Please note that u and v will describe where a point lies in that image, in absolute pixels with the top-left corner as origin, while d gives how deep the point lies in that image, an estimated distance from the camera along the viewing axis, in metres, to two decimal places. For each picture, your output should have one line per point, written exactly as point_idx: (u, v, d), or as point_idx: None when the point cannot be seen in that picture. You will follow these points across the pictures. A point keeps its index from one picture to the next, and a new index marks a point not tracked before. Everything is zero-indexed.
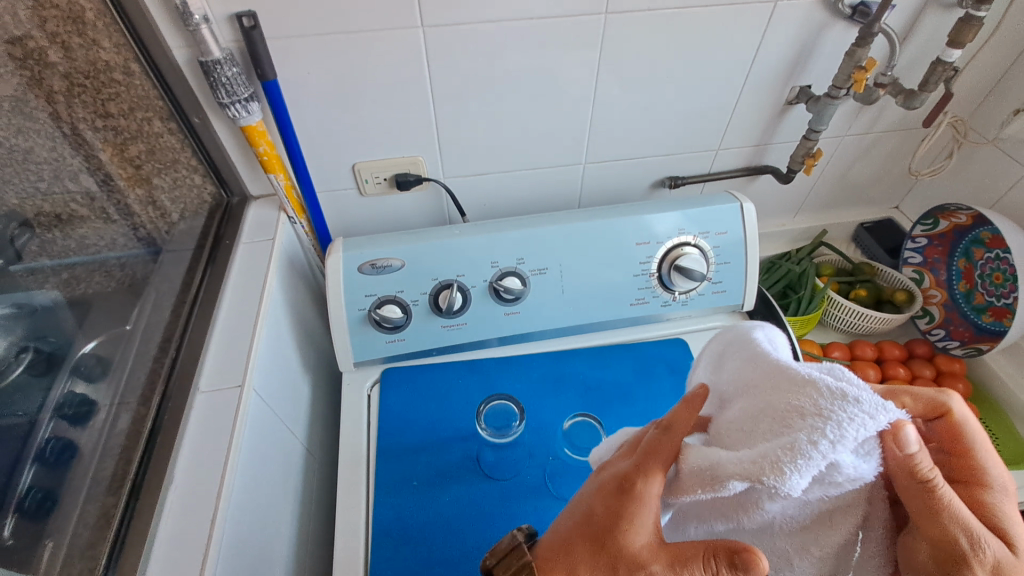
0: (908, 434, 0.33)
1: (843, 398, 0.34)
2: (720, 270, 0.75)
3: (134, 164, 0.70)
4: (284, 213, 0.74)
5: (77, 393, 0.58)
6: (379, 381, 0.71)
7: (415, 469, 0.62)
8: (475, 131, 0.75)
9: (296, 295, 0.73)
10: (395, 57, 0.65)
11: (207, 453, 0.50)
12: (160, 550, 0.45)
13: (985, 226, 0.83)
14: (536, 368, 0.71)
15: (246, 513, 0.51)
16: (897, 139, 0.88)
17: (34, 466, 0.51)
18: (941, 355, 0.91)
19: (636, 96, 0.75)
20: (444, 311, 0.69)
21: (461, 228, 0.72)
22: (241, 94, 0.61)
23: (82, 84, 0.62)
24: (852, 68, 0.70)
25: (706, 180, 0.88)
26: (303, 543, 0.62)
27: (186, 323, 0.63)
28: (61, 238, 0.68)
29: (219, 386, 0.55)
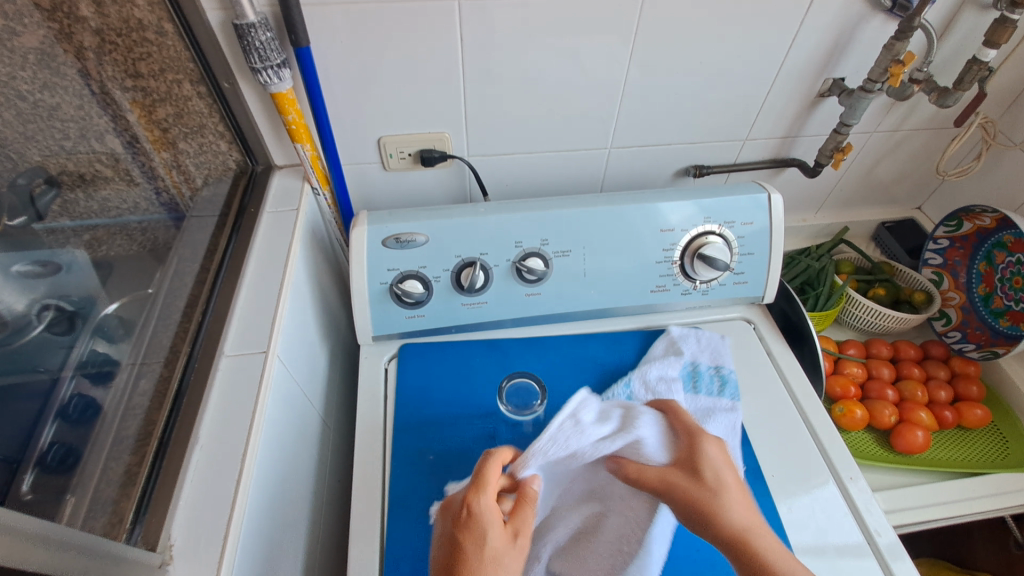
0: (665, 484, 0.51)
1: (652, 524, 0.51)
2: (743, 260, 0.75)
3: (161, 127, 0.69)
4: (308, 184, 0.74)
5: (100, 353, 0.57)
6: (397, 356, 0.71)
7: (432, 444, 0.62)
8: (504, 109, 0.74)
9: (317, 266, 0.73)
10: (428, 29, 0.64)
11: (232, 415, 0.51)
12: (186, 506, 0.45)
13: (1008, 229, 0.83)
14: (554, 350, 0.72)
15: (268, 476, 0.52)
16: (924, 138, 0.88)
17: (56, 422, 0.50)
18: (957, 357, 0.89)
19: (667, 80, 0.74)
20: (466, 289, 0.69)
21: (486, 206, 0.72)
22: (273, 60, 0.60)
23: (114, 42, 0.61)
24: (889, 62, 0.69)
25: (731, 171, 0.87)
26: (320, 509, 0.63)
27: (211, 287, 0.63)
28: (84, 199, 0.68)
29: (244, 351, 0.55)
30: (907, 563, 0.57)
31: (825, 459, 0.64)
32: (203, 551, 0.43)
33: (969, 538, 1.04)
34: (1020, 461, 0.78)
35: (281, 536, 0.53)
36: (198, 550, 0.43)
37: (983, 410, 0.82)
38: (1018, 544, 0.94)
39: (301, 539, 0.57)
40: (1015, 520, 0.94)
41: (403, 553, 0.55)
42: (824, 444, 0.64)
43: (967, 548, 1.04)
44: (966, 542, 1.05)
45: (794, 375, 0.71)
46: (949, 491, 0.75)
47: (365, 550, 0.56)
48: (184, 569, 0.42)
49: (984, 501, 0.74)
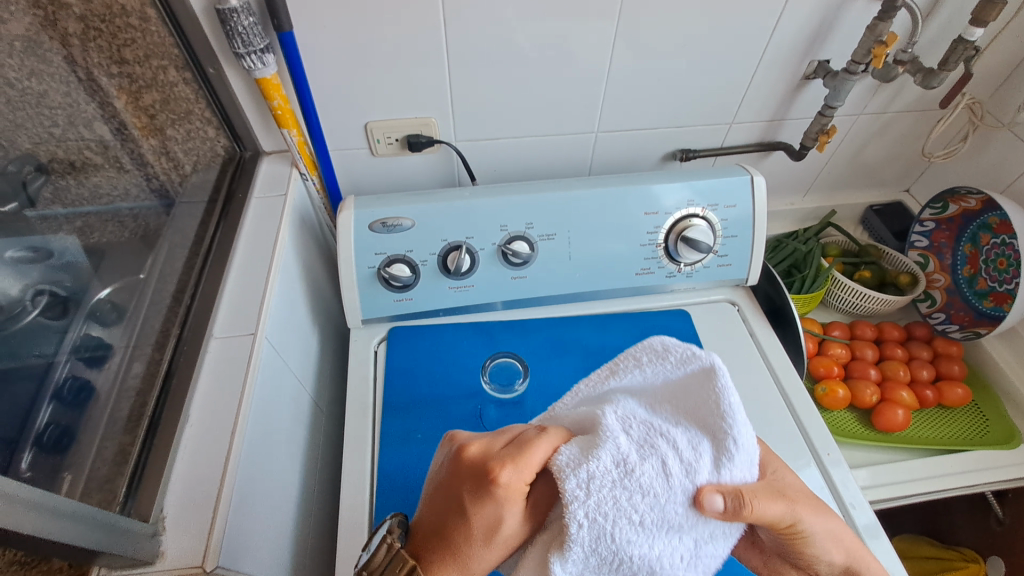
0: (712, 500, 0.35)
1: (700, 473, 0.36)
2: (726, 243, 0.75)
3: (149, 113, 0.69)
4: (296, 170, 0.75)
5: (93, 337, 0.57)
6: (386, 338, 0.73)
7: (419, 423, 0.64)
8: (489, 95, 0.75)
9: (306, 251, 0.74)
10: (410, 15, 0.65)
11: (222, 394, 0.52)
12: (178, 480, 0.47)
13: (994, 211, 0.84)
14: (540, 332, 0.73)
15: (258, 454, 0.53)
16: (911, 120, 0.88)
17: (51, 404, 0.50)
18: (939, 338, 0.91)
19: (653, 62, 0.74)
20: (452, 273, 0.70)
21: (472, 191, 0.72)
22: (257, 44, 0.61)
23: (98, 29, 0.62)
24: (872, 43, 0.69)
25: (718, 155, 0.88)
26: (311, 487, 0.65)
27: (199, 274, 0.64)
28: (75, 186, 0.66)
29: (233, 333, 0.57)
30: (882, 541, 0.58)
31: (803, 435, 0.65)
32: (194, 523, 0.45)
33: (951, 516, 1.06)
34: (1001, 437, 0.79)
35: (271, 511, 0.54)
36: (189, 521, 0.45)
37: (963, 390, 0.83)
38: (999, 520, 0.96)
39: (292, 515, 0.59)
40: (995, 497, 0.95)
41: None
42: (804, 423, 0.66)
43: (952, 525, 1.06)
44: (951, 520, 1.06)
45: (775, 353, 0.72)
46: (929, 467, 0.76)
47: (353, 525, 0.58)
48: (177, 538, 0.44)
49: (962, 477, 0.75)
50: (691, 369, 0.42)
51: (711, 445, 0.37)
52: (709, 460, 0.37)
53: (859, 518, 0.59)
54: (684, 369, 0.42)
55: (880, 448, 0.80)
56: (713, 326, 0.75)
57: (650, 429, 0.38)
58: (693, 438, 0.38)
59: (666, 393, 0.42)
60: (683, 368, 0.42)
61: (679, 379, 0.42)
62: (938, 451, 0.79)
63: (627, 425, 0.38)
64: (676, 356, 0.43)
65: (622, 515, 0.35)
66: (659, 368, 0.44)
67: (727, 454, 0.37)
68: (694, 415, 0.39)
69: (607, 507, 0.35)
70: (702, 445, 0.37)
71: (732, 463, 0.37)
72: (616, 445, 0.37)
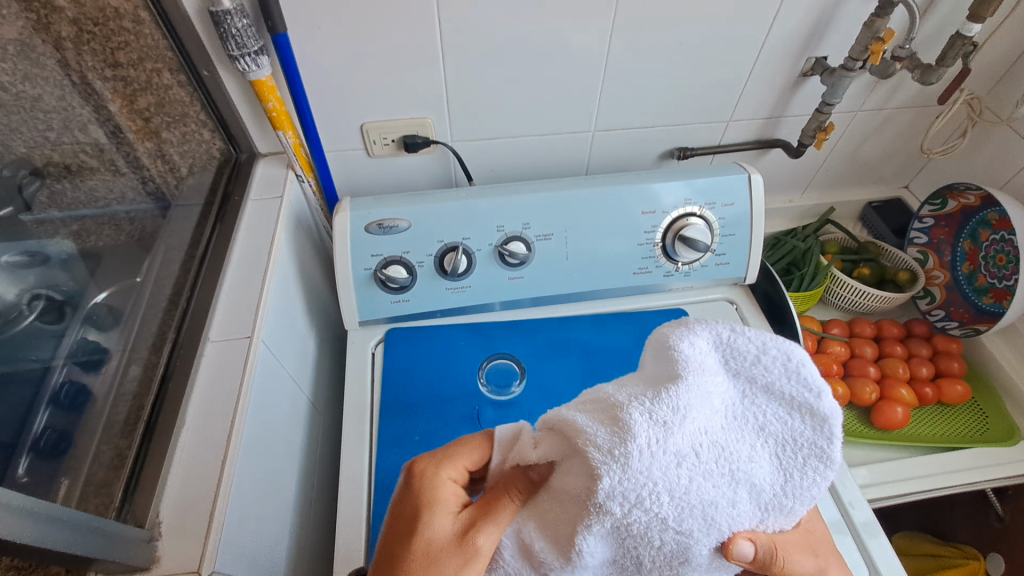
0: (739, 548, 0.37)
1: (745, 516, 0.37)
2: (724, 241, 0.75)
3: (143, 116, 0.69)
4: (292, 171, 0.74)
5: (90, 341, 0.57)
6: (383, 340, 0.72)
7: (416, 425, 0.64)
8: (485, 95, 0.74)
9: (302, 252, 0.74)
10: (405, 16, 0.64)
11: (218, 398, 0.52)
12: (174, 485, 0.47)
13: (992, 208, 0.84)
14: (537, 333, 0.73)
15: (255, 458, 0.53)
16: (909, 117, 0.87)
17: (48, 409, 0.50)
18: (939, 335, 0.91)
19: (650, 60, 0.73)
20: (449, 273, 0.70)
21: (469, 191, 0.72)
22: (251, 46, 0.60)
23: (91, 32, 0.62)
24: (869, 39, 0.69)
25: (716, 153, 0.87)
26: (308, 489, 0.65)
27: (195, 277, 0.64)
28: (70, 190, 0.66)
29: (229, 337, 0.56)
30: (880, 540, 0.58)
31: None
32: (190, 527, 0.45)
33: (951, 512, 1.06)
34: (1000, 433, 0.79)
35: (268, 514, 0.54)
36: (186, 527, 0.45)
37: (962, 387, 0.83)
38: (998, 516, 0.96)
39: (289, 518, 0.59)
40: (994, 493, 0.95)
41: None
42: None
43: (952, 522, 1.06)
44: (950, 517, 1.06)
45: None
46: (929, 465, 0.75)
47: (351, 527, 0.58)
48: (173, 543, 0.44)
49: (960, 475, 0.74)
50: (806, 406, 0.37)
51: (770, 497, 0.37)
52: (762, 507, 0.38)
53: (857, 517, 0.59)
54: (803, 400, 0.37)
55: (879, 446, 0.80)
56: None
57: (720, 456, 0.36)
58: (761, 490, 0.37)
59: (769, 408, 0.38)
60: (807, 398, 0.37)
61: (792, 425, 0.37)
62: (938, 449, 0.79)
63: (699, 443, 0.36)
64: (811, 395, 0.37)
65: (659, 523, 0.36)
66: (792, 388, 0.37)
67: (779, 509, 0.38)
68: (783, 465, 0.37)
69: (642, 513, 0.35)
70: (763, 498, 0.37)
71: (776, 516, 0.38)
72: (687, 470, 0.35)
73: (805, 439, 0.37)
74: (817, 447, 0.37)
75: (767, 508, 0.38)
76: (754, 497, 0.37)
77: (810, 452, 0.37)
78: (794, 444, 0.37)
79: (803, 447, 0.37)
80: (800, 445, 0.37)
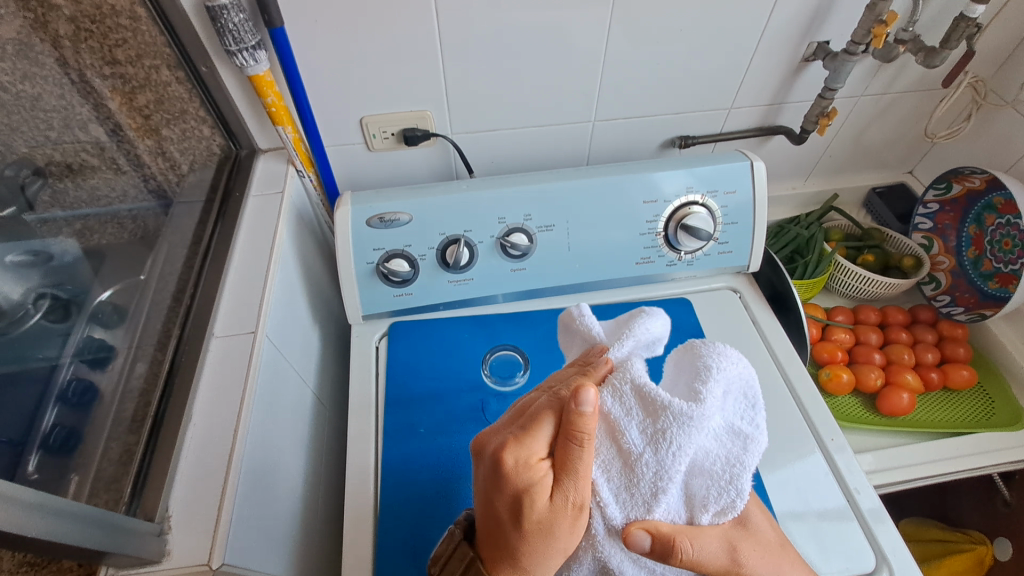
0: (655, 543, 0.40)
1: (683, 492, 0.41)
2: (726, 230, 0.75)
3: (143, 114, 0.69)
4: (292, 167, 0.74)
5: (96, 339, 0.58)
6: (387, 334, 0.73)
7: (421, 418, 0.64)
8: (483, 87, 0.74)
9: (304, 248, 0.74)
10: (401, 8, 0.64)
11: (223, 394, 0.52)
12: (183, 478, 0.47)
13: (997, 191, 0.83)
14: (540, 324, 0.73)
15: (262, 451, 0.53)
16: (913, 101, 0.86)
17: (57, 406, 0.51)
18: (944, 321, 0.90)
19: (650, 47, 0.73)
20: (452, 266, 0.70)
21: (470, 183, 0.72)
22: (248, 41, 0.60)
23: (88, 29, 0.62)
24: (872, 23, 0.68)
25: (717, 141, 0.87)
26: (315, 482, 0.65)
27: (198, 274, 0.64)
28: (72, 189, 0.66)
29: (233, 332, 0.57)
30: (887, 525, 0.58)
31: (805, 419, 0.65)
32: (200, 520, 0.45)
33: (956, 497, 1.06)
34: (1006, 418, 0.79)
35: (276, 507, 0.55)
36: (195, 519, 0.45)
37: (969, 371, 0.83)
38: (1005, 501, 0.96)
39: (297, 510, 0.59)
40: (1000, 478, 0.95)
41: (396, 521, 0.57)
42: (807, 408, 0.66)
43: (957, 507, 1.06)
44: (955, 502, 1.06)
45: (779, 341, 0.72)
46: (934, 450, 0.75)
47: (358, 520, 0.58)
48: (183, 535, 0.45)
49: (966, 460, 0.74)
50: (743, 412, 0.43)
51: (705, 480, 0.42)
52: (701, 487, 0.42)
53: (863, 503, 0.59)
54: (750, 416, 0.43)
55: (884, 432, 0.79)
56: (714, 315, 0.75)
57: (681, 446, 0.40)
58: (699, 470, 0.41)
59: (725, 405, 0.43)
60: (752, 417, 0.44)
61: (734, 423, 0.43)
62: (942, 434, 0.78)
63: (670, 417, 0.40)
64: (742, 399, 0.44)
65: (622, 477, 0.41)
66: (731, 394, 0.43)
67: (717, 494, 0.42)
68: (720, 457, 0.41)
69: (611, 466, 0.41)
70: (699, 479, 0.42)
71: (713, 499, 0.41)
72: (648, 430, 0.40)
73: (743, 435, 0.42)
74: (752, 441, 0.42)
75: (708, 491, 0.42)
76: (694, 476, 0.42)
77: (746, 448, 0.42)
78: (730, 440, 0.42)
79: (737, 446, 0.42)
80: (738, 437, 0.42)
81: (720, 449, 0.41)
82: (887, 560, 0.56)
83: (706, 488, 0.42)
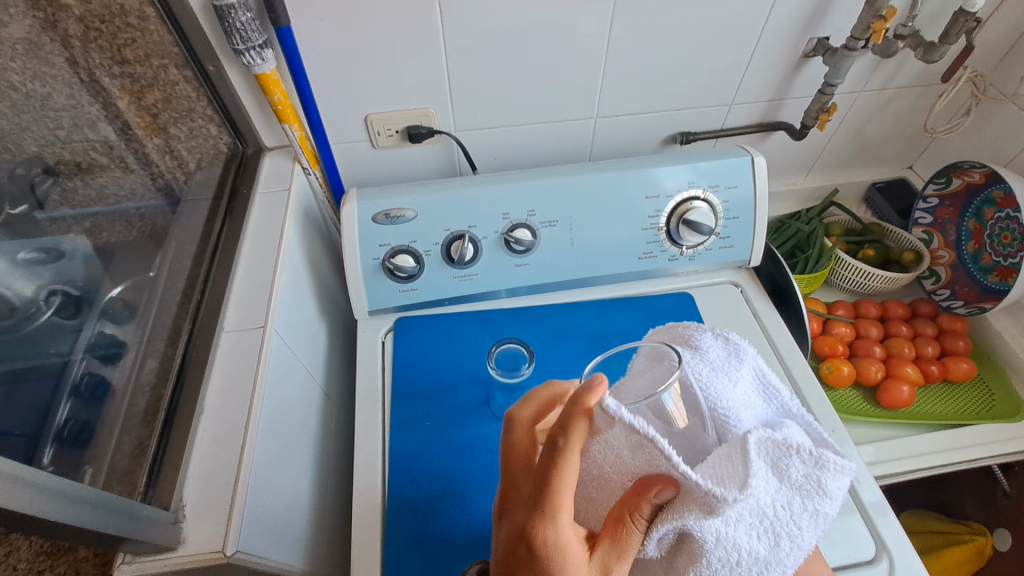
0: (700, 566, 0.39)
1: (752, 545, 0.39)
2: (728, 225, 0.76)
3: (151, 113, 0.70)
4: (298, 165, 0.75)
5: (107, 334, 0.58)
6: (393, 329, 0.73)
7: (427, 411, 0.65)
8: (486, 84, 0.75)
9: (311, 244, 0.75)
10: (404, 6, 0.65)
11: (234, 387, 0.53)
12: (196, 470, 0.48)
13: (997, 185, 0.84)
14: (544, 319, 0.73)
15: (273, 444, 0.54)
16: (913, 96, 0.87)
17: (70, 400, 0.52)
18: (945, 314, 0.91)
19: (651, 43, 0.74)
20: (456, 262, 0.71)
21: (474, 179, 0.73)
22: (255, 40, 0.61)
23: (98, 29, 0.63)
24: (871, 18, 0.69)
25: (718, 137, 0.87)
26: (323, 475, 0.66)
27: (207, 271, 0.65)
28: (82, 187, 0.67)
29: (243, 327, 0.58)
30: (889, 516, 0.59)
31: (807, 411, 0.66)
32: (214, 509, 0.46)
33: (957, 490, 1.07)
34: (1006, 410, 0.80)
35: (287, 498, 0.56)
36: (209, 508, 0.46)
37: (968, 364, 0.84)
38: (1006, 493, 0.96)
39: (307, 502, 0.61)
40: (1001, 470, 0.96)
41: (404, 513, 0.58)
42: (809, 402, 0.66)
43: (958, 500, 1.07)
44: (956, 494, 1.07)
45: (780, 335, 0.73)
46: (934, 442, 0.76)
47: (367, 511, 0.59)
48: (198, 524, 0.46)
49: (967, 451, 0.75)
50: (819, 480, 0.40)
51: (771, 533, 0.40)
52: (767, 543, 0.40)
53: (866, 495, 0.60)
54: (817, 473, 0.40)
55: (885, 424, 0.80)
56: (716, 309, 0.75)
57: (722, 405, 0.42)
58: (764, 524, 0.39)
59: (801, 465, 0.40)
60: (823, 474, 0.40)
61: (805, 486, 0.40)
62: (942, 426, 0.79)
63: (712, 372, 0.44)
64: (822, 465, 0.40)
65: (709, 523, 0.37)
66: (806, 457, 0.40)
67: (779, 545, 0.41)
68: (784, 515, 0.40)
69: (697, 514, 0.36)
70: (766, 535, 0.40)
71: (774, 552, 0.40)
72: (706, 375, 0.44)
73: (809, 494, 0.40)
74: (818, 500, 0.41)
75: (774, 544, 0.40)
76: (760, 531, 0.39)
77: (809, 503, 0.40)
78: (797, 496, 0.40)
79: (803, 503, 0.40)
80: (805, 493, 0.40)
81: (787, 503, 0.40)
82: (888, 549, 0.57)
83: (768, 542, 0.40)
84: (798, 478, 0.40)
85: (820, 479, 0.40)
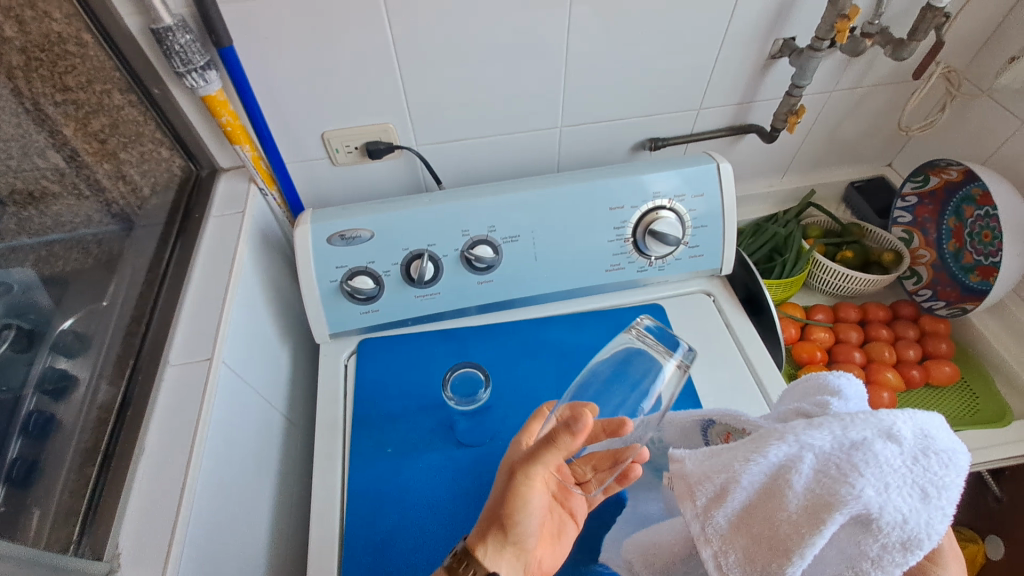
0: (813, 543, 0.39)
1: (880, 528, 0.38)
2: (696, 233, 0.74)
3: (99, 138, 0.68)
4: (254, 185, 0.73)
5: (58, 368, 0.56)
6: (356, 351, 0.72)
7: (388, 437, 0.63)
8: (444, 98, 0.73)
9: (270, 267, 0.73)
10: (352, 23, 0.63)
11: (177, 426, 0.52)
12: (134, 515, 0.47)
13: (975, 183, 0.81)
14: (509, 336, 0.72)
15: (221, 481, 0.53)
16: (887, 93, 0.85)
17: (20, 438, 0.50)
18: (926, 315, 0.89)
19: (611, 51, 0.72)
20: (417, 281, 0.69)
21: (432, 196, 0.71)
22: (197, 62, 0.59)
23: (38, 58, 0.60)
24: (835, 18, 0.67)
25: (689, 142, 0.85)
26: (284, 507, 0.65)
27: (155, 302, 0.63)
28: (38, 216, 0.63)
29: (189, 360, 0.56)
30: None
31: None
32: (149, 555, 0.45)
33: None
34: (990, 413, 0.79)
35: (236, 537, 0.54)
36: (146, 555, 0.45)
37: (950, 367, 0.82)
38: (996, 498, 0.94)
39: (263, 537, 0.59)
40: (991, 475, 0.93)
41: (360, 547, 0.56)
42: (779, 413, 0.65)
43: None
44: None
45: (753, 346, 0.71)
46: None
47: (323, 546, 0.57)
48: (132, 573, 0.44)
49: None
50: (929, 452, 0.38)
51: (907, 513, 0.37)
52: (899, 527, 0.37)
53: None
54: (922, 442, 0.38)
55: None
56: (687, 320, 0.73)
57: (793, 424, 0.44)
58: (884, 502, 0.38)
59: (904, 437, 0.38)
60: (929, 444, 0.38)
61: (918, 461, 0.38)
62: None
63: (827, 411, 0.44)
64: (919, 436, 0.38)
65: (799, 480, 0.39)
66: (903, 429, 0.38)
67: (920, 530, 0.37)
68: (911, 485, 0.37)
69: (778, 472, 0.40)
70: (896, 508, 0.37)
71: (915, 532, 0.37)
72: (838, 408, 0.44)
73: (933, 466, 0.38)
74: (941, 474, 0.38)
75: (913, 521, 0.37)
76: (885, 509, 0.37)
77: (934, 479, 0.38)
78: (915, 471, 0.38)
79: (923, 477, 0.38)
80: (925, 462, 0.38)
81: (903, 478, 0.37)
82: None
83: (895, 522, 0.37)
84: (908, 451, 0.38)
85: (930, 447, 0.38)
